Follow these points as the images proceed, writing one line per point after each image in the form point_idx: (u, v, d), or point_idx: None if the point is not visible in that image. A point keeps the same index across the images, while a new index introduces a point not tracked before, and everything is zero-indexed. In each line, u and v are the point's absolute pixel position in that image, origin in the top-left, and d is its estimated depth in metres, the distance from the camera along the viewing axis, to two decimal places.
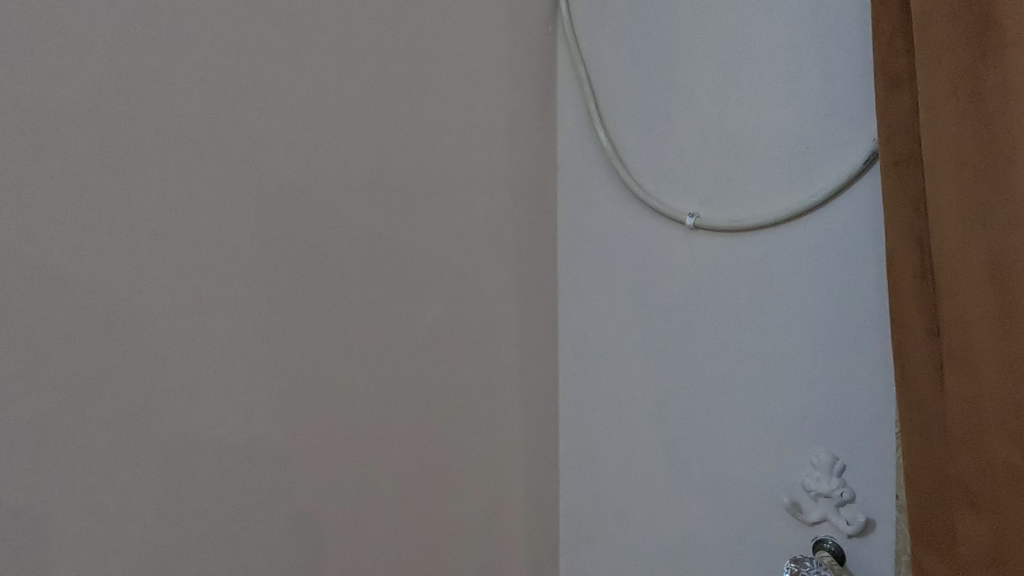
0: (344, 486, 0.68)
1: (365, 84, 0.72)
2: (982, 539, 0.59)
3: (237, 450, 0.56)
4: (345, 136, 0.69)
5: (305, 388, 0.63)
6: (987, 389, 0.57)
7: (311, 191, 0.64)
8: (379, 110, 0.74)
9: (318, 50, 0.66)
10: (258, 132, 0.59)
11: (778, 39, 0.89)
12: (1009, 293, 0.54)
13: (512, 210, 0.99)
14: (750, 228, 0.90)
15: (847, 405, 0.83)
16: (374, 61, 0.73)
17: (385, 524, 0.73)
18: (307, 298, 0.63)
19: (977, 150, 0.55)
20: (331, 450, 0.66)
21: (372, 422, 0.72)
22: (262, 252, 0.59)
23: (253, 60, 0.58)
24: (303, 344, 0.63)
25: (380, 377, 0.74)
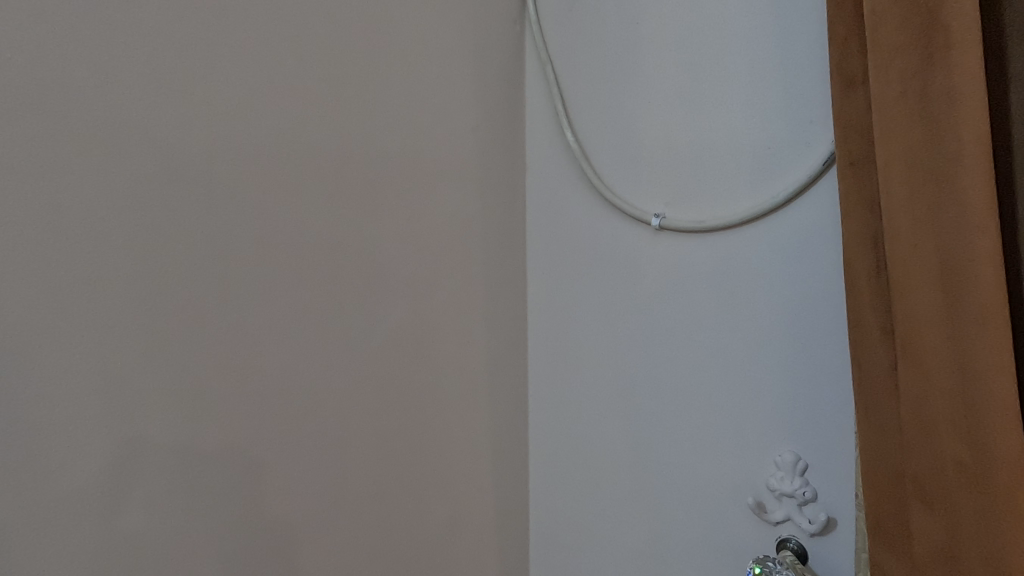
0: (299, 495, 0.66)
1: (317, 84, 0.69)
2: (935, 540, 0.55)
3: (185, 457, 0.55)
4: (296, 142, 0.66)
5: (252, 398, 0.61)
6: (938, 385, 0.53)
7: (258, 199, 0.62)
8: (332, 111, 0.71)
9: (266, 54, 0.63)
10: (187, 130, 0.55)
11: (739, 23, 0.82)
12: (960, 285, 0.51)
13: (475, 197, 0.95)
14: (715, 228, 0.84)
15: (812, 404, 0.78)
16: (327, 61, 0.70)
17: (343, 528, 0.72)
18: (256, 314, 0.61)
19: (927, 133, 0.52)
20: (285, 462, 0.65)
21: (331, 429, 0.70)
22: (199, 257, 0.56)
23: (182, 54, 0.55)
24: (257, 360, 0.61)
25: (338, 380, 0.71)
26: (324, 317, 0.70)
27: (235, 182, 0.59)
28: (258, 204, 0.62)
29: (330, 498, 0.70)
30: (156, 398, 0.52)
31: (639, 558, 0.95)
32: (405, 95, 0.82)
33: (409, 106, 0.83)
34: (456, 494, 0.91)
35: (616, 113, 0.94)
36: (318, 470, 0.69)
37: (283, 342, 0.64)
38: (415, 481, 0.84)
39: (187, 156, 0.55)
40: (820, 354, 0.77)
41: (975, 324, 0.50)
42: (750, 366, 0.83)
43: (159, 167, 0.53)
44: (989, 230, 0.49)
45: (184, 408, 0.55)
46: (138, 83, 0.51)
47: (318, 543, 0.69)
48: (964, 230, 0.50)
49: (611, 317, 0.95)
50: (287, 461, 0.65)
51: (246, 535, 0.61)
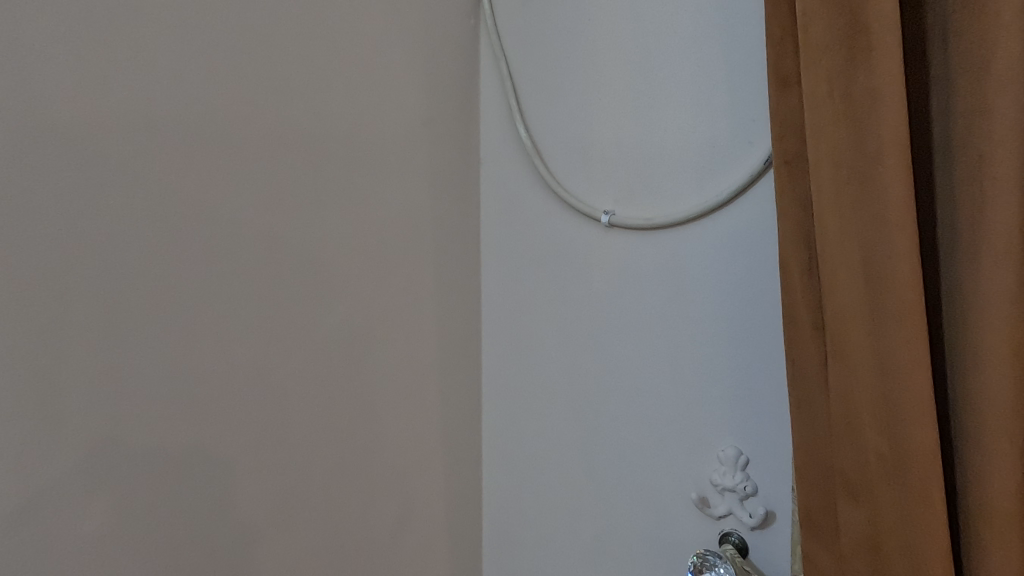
0: (235, 494, 0.64)
1: (260, 74, 0.67)
2: (860, 530, 0.56)
3: (112, 454, 0.52)
4: (238, 132, 0.64)
5: (186, 395, 0.58)
6: (862, 381, 0.54)
7: (195, 190, 0.59)
8: (274, 102, 0.69)
9: (206, 41, 0.60)
10: (116, 116, 0.52)
11: (684, 23, 0.83)
12: (880, 282, 0.52)
13: (427, 191, 0.94)
14: (662, 226, 0.85)
15: (753, 400, 0.79)
16: (270, 49, 0.68)
17: (282, 528, 0.70)
18: (190, 309, 0.59)
19: (852, 131, 0.53)
20: (220, 461, 0.62)
21: (269, 427, 0.68)
22: (128, 247, 0.53)
23: (112, 33, 0.52)
24: (190, 356, 0.59)
25: (277, 377, 0.69)
26: (263, 311, 0.67)
27: (167, 170, 0.57)
28: (194, 195, 0.59)
29: (269, 498, 0.68)
30: (80, 392, 0.50)
31: (589, 554, 0.95)
32: (353, 88, 0.80)
33: (357, 97, 0.81)
34: (406, 493, 0.90)
35: (568, 110, 0.93)
36: (256, 469, 0.67)
37: (219, 337, 0.62)
38: (362, 479, 0.82)
39: (113, 142, 0.52)
40: (761, 350, 0.78)
41: (893, 319, 0.51)
42: (697, 363, 0.83)
43: (85, 153, 0.50)
44: (906, 227, 0.51)
45: (111, 404, 0.52)
46: (62, 64, 0.48)
47: (257, 545, 0.67)
48: (883, 228, 0.51)
49: (563, 314, 0.95)
50: (224, 462, 0.63)
51: (178, 536, 0.58)
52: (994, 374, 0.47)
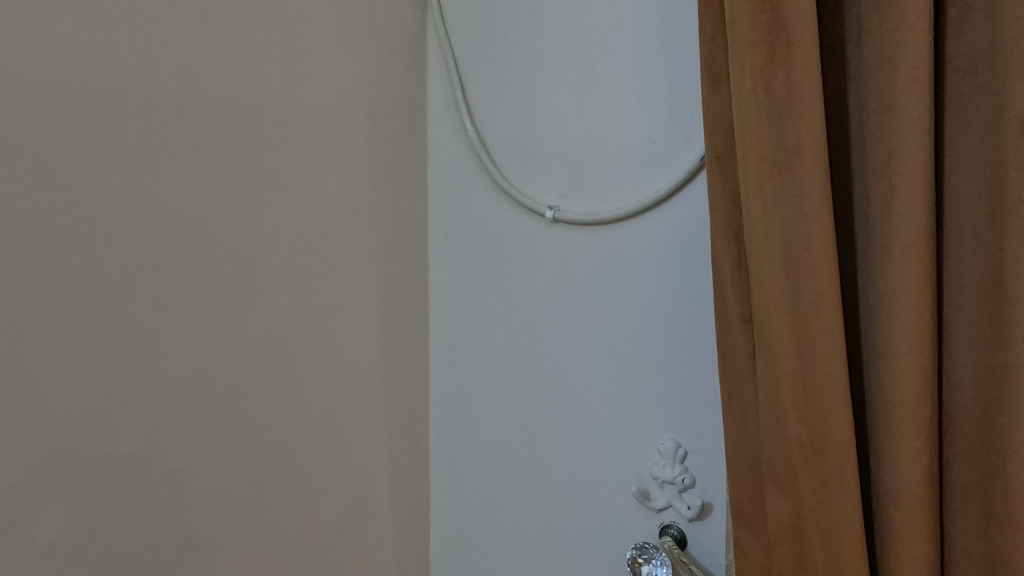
0: (158, 493, 0.62)
1: (188, 65, 0.64)
2: (785, 517, 0.58)
3: (17, 450, 0.50)
4: (164, 123, 0.62)
5: (103, 392, 0.56)
6: (784, 371, 0.55)
7: (113, 180, 0.57)
8: (204, 92, 0.66)
9: (128, 31, 0.58)
10: (22, 103, 0.50)
11: (626, 20, 0.83)
12: (799, 274, 0.53)
13: (371, 184, 0.92)
14: (605, 221, 0.85)
15: (692, 394, 0.80)
16: (199, 38, 0.66)
17: (214, 530, 0.68)
18: (107, 303, 0.57)
19: (772, 126, 0.54)
20: (141, 460, 0.60)
21: (198, 426, 0.66)
22: (36, 237, 0.51)
23: (17, 18, 0.50)
24: (108, 351, 0.57)
25: (205, 374, 0.67)
26: (185, 303, 0.64)
27: (82, 160, 0.55)
28: (113, 186, 0.57)
29: (198, 499, 0.66)
30: None
31: (534, 549, 0.95)
32: (290, 79, 0.78)
33: (292, 86, 0.78)
34: (349, 491, 0.88)
35: (514, 105, 0.93)
36: (181, 469, 0.64)
37: (137, 331, 0.59)
38: (299, 478, 0.80)
39: (20, 131, 0.50)
40: (698, 343, 0.79)
41: (812, 312, 0.53)
42: (639, 357, 0.84)
43: None
44: (823, 221, 0.52)
45: (15, 399, 0.50)
46: None
47: (182, 547, 0.64)
48: (802, 222, 0.52)
49: (509, 309, 0.95)
50: (145, 461, 0.60)
51: (95, 535, 0.56)
52: (902, 365, 0.49)
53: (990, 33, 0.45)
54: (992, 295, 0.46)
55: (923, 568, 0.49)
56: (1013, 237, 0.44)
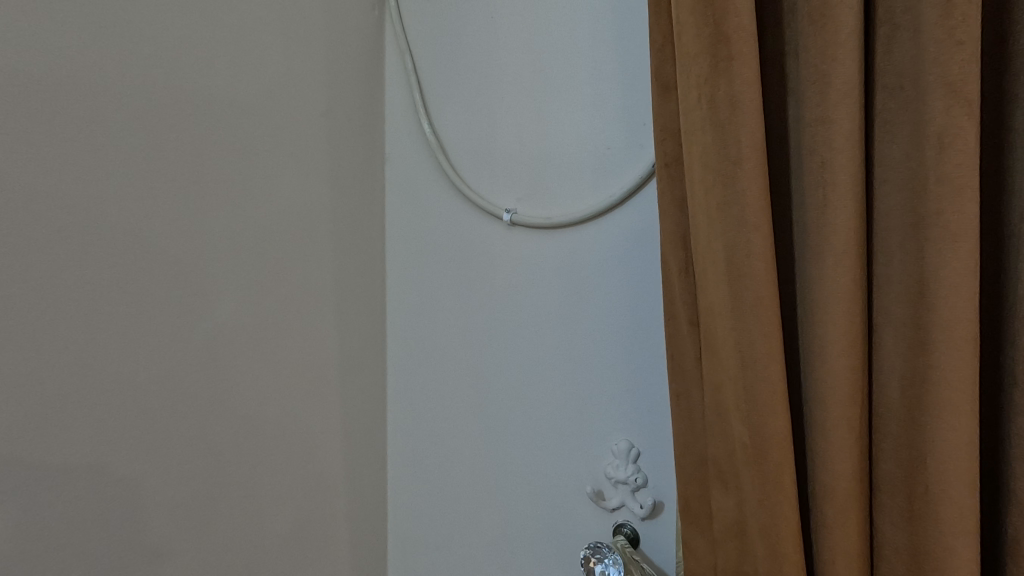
0: (99, 498, 0.60)
1: (131, 62, 0.63)
2: (729, 514, 0.60)
3: None
4: (104, 120, 0.60)
5: (38, 396, 0.55)
6: (728, 373, 0.57)
7: (46, 179, 0.56)
8: (149, 90, 0.65)
9: (63, 27, 0.57)
10: None
11: (581, 27, 0.84)
12: (740, 279, 0.55)
13: (325, 185, 0.90)
14: (561, 225, 0.86)
15: (645, 395, 0.81)
16: (141, 35, 0.64)
17: (160, 537, 0.66)
18: (40, 304, 0.55)
19: (715, 136, 0.55)
20: (80, 464, 0.58)
21: (144, 431, 0.64)
22: None
23: None
24: (43, 354, 0.55)
25: (152, 377, 0.65)
26: (125, 306, 0.62)
27: (12, 159, 0.53)
28: (46, 184, 0.56)
29: (144, 505, 0.64)
30: None
31: (491, 552, 0.95)
32: (238, 77, 0.76)
33: (241, 83, 0.77)
34: (301, 496, 0.87)
35: (472, 108, 0.93)
36: (126, 473, 0.62)
37: (75, 333, 0.58)
38: (249, 485, 0.78)
39: None
40: (651, 345, 0.81)
41: (751, 316, 0.54)
42: (594, 359, 0.85)
43: None
44: (761, 228, 0.54)
45: None
46: None
47: (127, 555, 0.63)
48: (742, 229, 0.54)
49: (466, 311, 0.95)
50: (84, 465, 0.59)
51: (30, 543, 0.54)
52: (834, 365, 0.51)
53: (914, 52, 0.47)
54: (915, 300, 0.48)
55: (854, 559, 0.51)
56: (934, 245, 0.46)
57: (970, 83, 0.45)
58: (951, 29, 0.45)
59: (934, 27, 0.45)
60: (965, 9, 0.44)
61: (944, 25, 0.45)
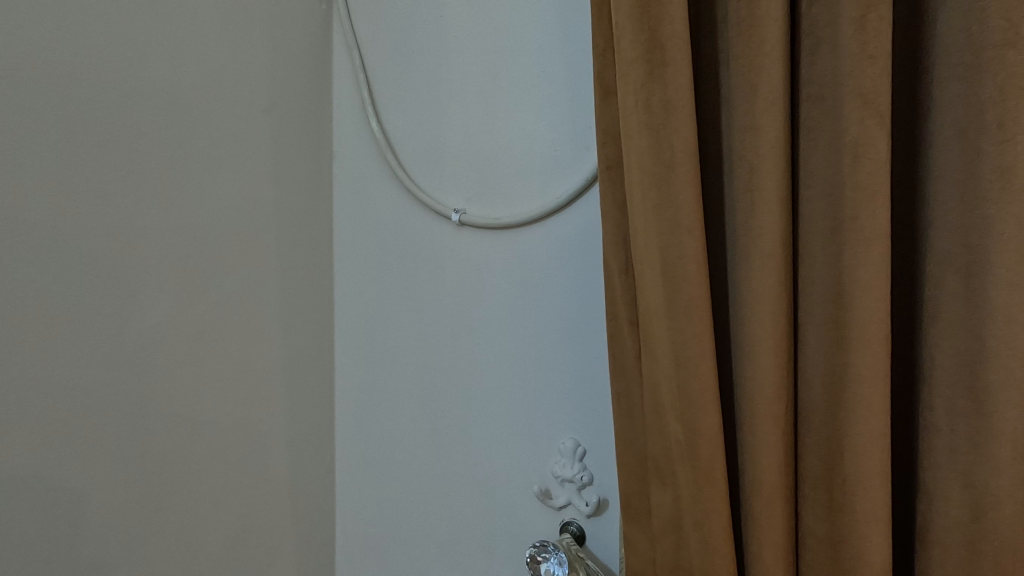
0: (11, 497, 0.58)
1: (46, 51, 0.61)
2: (666, 510, 0.61)
3: None
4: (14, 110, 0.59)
5: None
6: (663, 371, 0.58)
7: None
8: (66, 81, 0.63)
9: None
10: None
11: (530, 28, 0.84)
12: (674, 280, 0.56)
13: (268, 181, 0.88)
14: (509, 226, 0.86)
15: (590, 394, 0.82)
16: (60, 24, 0.62)
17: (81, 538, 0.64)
18: None
19: (651, 140, 0.56)
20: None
21: (61, 428, 0.62)
22: None
23: None
24: None
25: (70, 374, 0.63)
26: (37, 300, 0.61)
27: None
28: None
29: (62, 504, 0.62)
30: None
31: (439, 552, 0.94)
32: (173, 69, 0.74)
33: (177, 75, 0.74)
34: (242, 502, 0.84)
35: (421, 106, 0.93)
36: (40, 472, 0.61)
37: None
38: (183, 490, 0.76)
39: None
40: (596, 345, 0.81)
41: (685, 316, 0.56)
42: (541, 359, 0.85)
43: None
44: (694, 230, 0.55)
45: None
46: None
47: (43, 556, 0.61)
48: (675, 231, 0.56)
49: (416, 311, 0.94)
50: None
51: None
52: (761, 364, 0.53)
53: (833, 65, 0.50)
54: (834, 301, 0.51)
55: (779, 550, 0.53)
56: (851, 248, 0.49)
57: (881, 95, 0.47)
58: (864, 44, 0.47)
59: (850, 41, 0.48)
60: (877, 25, 0.47)
61: (859, 39, 0.47)
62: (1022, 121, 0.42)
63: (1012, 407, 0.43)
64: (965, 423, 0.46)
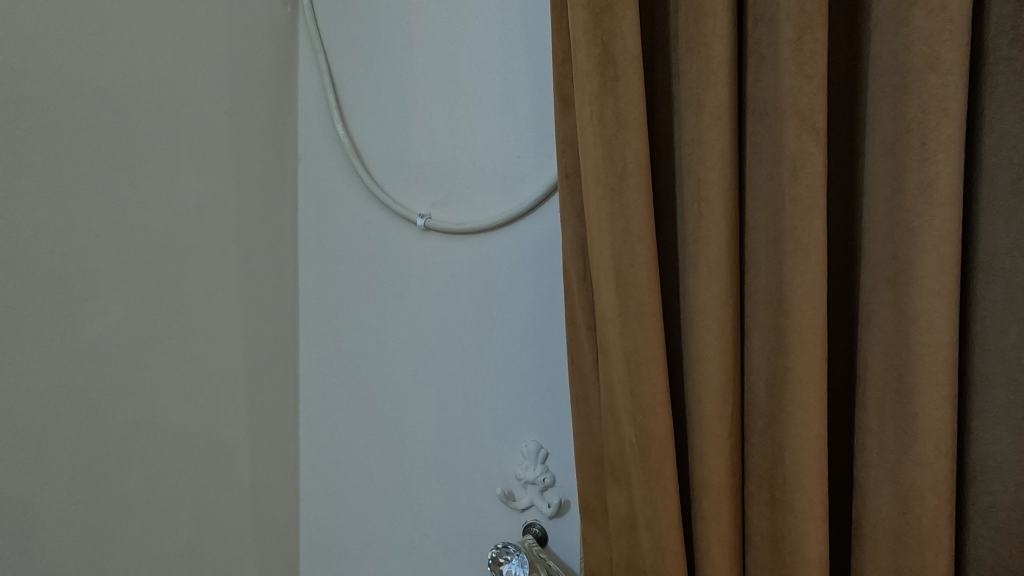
0: None
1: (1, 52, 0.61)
2: (622, 510, 0.63)
3: None
4: None
5: None
6: (617, 376, 0.60)
7: None
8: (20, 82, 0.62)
9: None
10: None
11: (495, 36, 0.85)
12: (627, 288, 0.58)
13: (231, 185, 0.87)
14: (473, 231, 0.87)
15: (552, 397, 0.83)
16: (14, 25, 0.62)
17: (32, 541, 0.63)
18: None
19: (604, 151, 0.58)
20: None
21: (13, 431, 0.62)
22: None
23: None
24: None
25: (22, 376, 0.63)
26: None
27: None
28: None
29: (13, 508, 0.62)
30: None
31: (404, 555, 0.95)
32: (130, 72, 0.73)
33: (136, 77, 0.74)
34: (202, 508, 0.83)
35: (386, 111, 0.93)
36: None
37: None
38: (141, 496, 0.75)
39: None
40: (558, 349, 0.83)
41: (636, 322, 0.58)
42: (505, 363, 0.86)
43: None
44: (645, 239, 0.57)
45: None
46: None
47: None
48: (628, 240, 0.57)
49: (381, 315, 0.94)
50: None
51: None
52: (708, 368, 0.55)
53: (774, 82, 0.52)
54: (776, 307, 0.53)
55: (725, 547, 0.56)
56: (790, 258, 0.51)
57: (817, 113, 0.50)
58: (801, 64, 0.50)
59: (789, 61, 0.50)
60: (812, 47, 0.49)
61: (796, 60, 0.50)
62: (942, 141, 0.45)
63: (935, 408, 0.46)
64: (894, 424, 0.48)
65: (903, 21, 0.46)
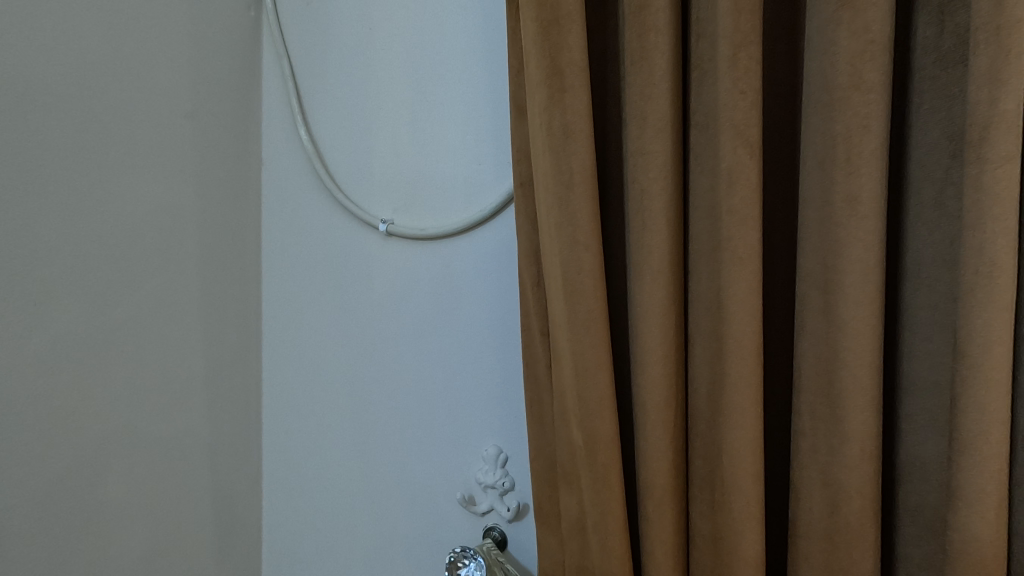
0: None
1: None
2: (572, 513, 0.64)
3: None
4: None
5: None
6: (568, 381, 0.61)
7: None
8: None
9: None
10: None
11: (456, 44, 0.86)
12: (575, 294, 0.59)
13: (191, 188, 0.86)
14: (434, 237, 0.87)
15: (510, 402, 0.84)
16: None
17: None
18: None
19: (553, 160, 0.59)
20: None
21: None
22: None
23: None
24: None
25: None
26: None
27: None
28: None
29: None
30: None
31: (365, 559, 0.95)
32: (88, 75, 0.72)
33: (93, 80, 0.73)
34: (160, 515, 0.82)
35: (349, 118, 0.93)
36: None
37: None
38: (94, 503, 0.74)
39: None
40: (516, 354, 0.83)
41: (584, 327, 0.59)
42: (465, 367, 0.87)
43: None
44: (592, 247, 0.59)
45: None
46: None
47: None
48: (576, 247, 0.59)
49: (343, 319, 0.94)
50: None
51: None
52: (652, 372, 0.56)
53: (713, 96, 0.54)
54: (716, 313, 0.54)
55: (669, 548, 0.57)
56: (728, 266, 0.53)
57: (752, 127, 0.52)
58: (737, 79, 0.52)
59: (726, 76, 0.52)
60: (747, 64, 0.51)
61: (732, 75, 0.52)
62: (865, 156, 0.47)
63: (861, 412, 0.48)
64: (825, 427, 0.50)
65: (830, 41, 0.48)
